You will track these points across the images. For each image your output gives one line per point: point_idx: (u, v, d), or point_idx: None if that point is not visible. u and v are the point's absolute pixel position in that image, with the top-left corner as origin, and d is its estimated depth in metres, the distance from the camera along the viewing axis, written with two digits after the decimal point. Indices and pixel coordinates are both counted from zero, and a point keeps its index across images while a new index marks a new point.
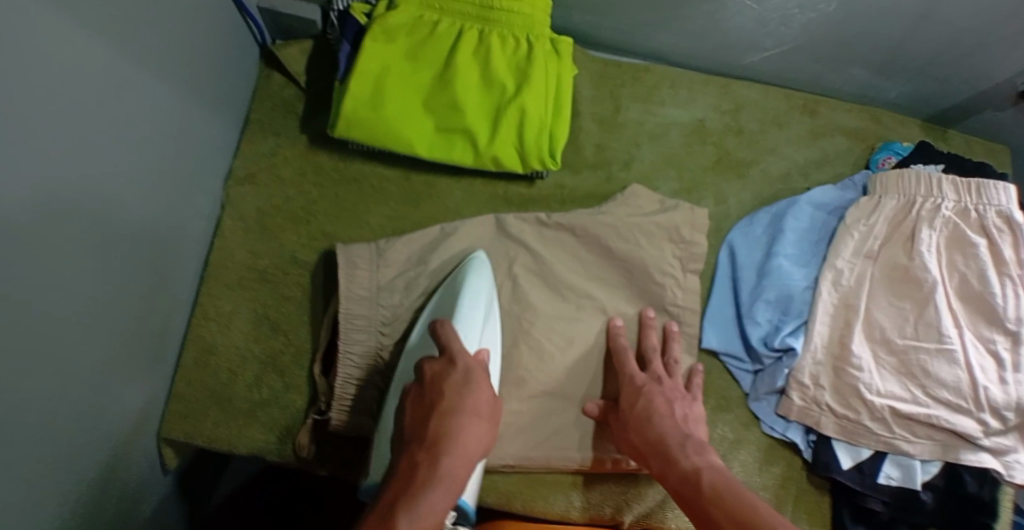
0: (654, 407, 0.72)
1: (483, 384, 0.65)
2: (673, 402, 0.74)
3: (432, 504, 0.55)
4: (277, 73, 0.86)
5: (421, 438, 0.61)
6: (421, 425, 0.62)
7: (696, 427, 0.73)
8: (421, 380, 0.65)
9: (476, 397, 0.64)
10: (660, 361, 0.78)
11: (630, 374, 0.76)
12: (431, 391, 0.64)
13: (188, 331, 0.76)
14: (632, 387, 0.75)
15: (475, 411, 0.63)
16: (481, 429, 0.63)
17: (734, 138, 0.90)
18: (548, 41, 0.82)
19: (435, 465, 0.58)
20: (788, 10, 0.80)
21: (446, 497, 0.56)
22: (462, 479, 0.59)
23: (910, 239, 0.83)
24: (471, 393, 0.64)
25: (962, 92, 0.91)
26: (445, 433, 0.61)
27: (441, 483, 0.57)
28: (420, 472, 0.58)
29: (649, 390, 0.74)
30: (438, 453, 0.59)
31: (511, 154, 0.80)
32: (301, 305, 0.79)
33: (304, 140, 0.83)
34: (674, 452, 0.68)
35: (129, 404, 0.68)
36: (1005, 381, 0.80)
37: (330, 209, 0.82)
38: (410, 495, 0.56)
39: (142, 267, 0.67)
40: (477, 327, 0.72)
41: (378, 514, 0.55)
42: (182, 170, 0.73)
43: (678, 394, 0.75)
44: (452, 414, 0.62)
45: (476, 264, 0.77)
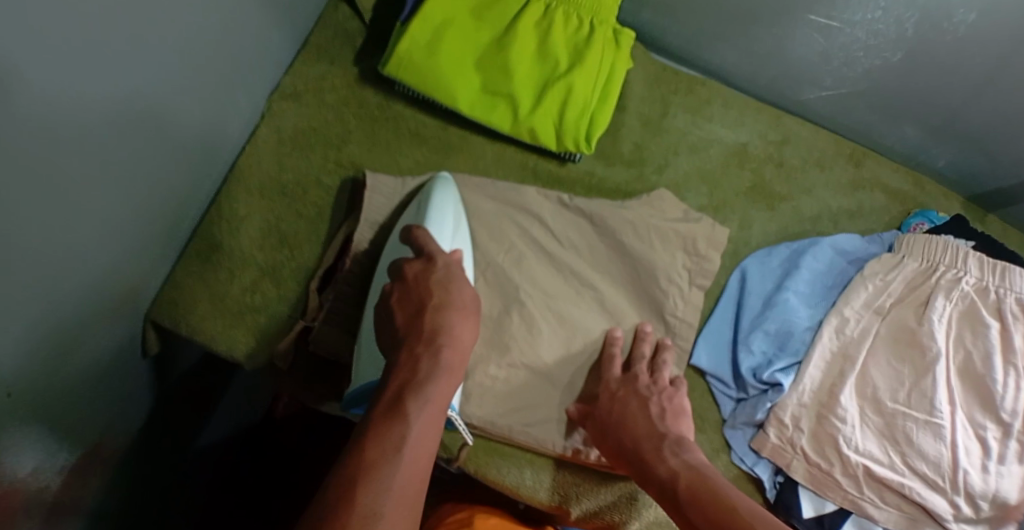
0: (628, 412, 0.73)
1: (466, 284, 0.66)
2: (649, 404, 0.73)
3: (434, 394, 0.55)
4: (345, 6, 0.86)
5: (414, 329, 0.61)
6: (413, 321, 0.62)
7: (678, 424, 0.72)
8: (405, 281, 0.65)
9: (462, 295, 0.64)
10: (641, 365, 0.78)
11: (605, 377, 0.77)
12: (419, 290, 0.64)
13: (199, 224, 0.77)
14: (607, 391, 0.76)
15: (460, 307, 0.63)
16: (469, 326, 0.63)
17: (773, 170, 0.89)
18: (610, 28, 0.82)
19: (435, 356, 0.58)
20: (855, 51, 0.80)
21: (446, 385, 0.57)
22: (457, 371, 0.59)
23: (924, 305, 0.82)
24: (456, 288, 0.65)
25: (1009, 176, 0.90)
26: (439, 329, 0.61)
27: (440, 373, 0.57)
28: (420, 363, 0.58)
29: (624, 397, 0.74)
30: (437, 343, 0.59)
31: (549, 129, 0.81)
32: (313, 225, 0.80)
33: (354, 72, 0.85)
34: (650, 458, 0.67)
35: (129, 274, 0.69)
36: (987, 470, 0.78)
37: (363, 142, 0.83)
38: (419, 382, 0.56)
39: (176, 142, 0.68)
40: (448, 224, 0.74)
41: (382, 403, 0.54)
42: (236, 66, 0.74)
43: (654, 395, 0.75)
44: (443, 310, 0.62)
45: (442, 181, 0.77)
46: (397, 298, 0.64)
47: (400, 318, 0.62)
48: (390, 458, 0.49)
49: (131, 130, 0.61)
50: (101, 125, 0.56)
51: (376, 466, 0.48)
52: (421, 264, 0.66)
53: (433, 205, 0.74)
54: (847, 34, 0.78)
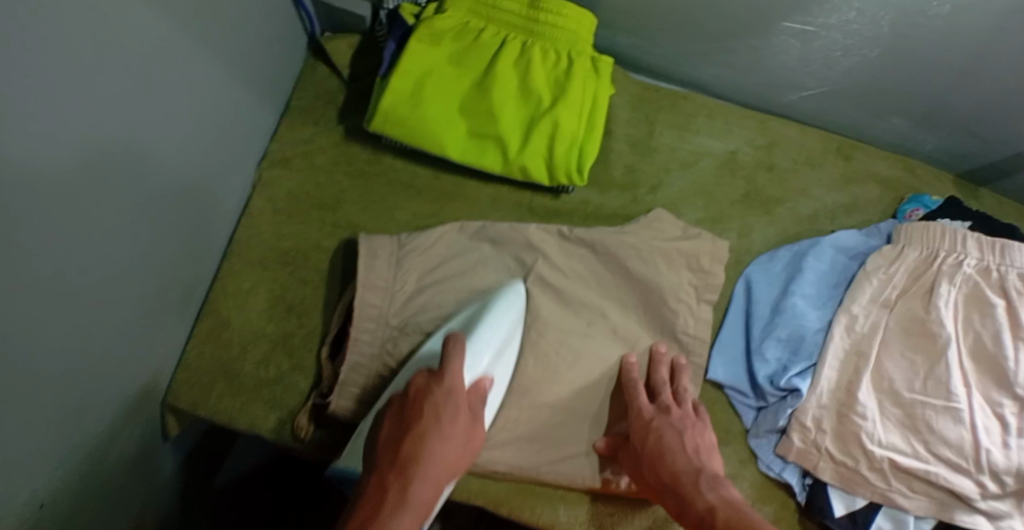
0: (665, 441, 0.73)
1: (464, 410, 0.67)
2: (682, 433, 0.74)
3: (393, 527, 0.56)
4: (322, 64, 0.87)
5: (391, 458, 0.62)
6: (396, 442, 0.63)
7: (708, 454, 0.73)
8: (407, 394, 0.67)
9: (458, 421, 0.65)
10: (668, 391, 0.78)
11: (637, 407, 0.77)
12: (415, 409, 0.65)
13: (206, 302, 0.77)
14: (643, 421, 0.75)
15: (451, 434, 0.64)
16: (455, 453, 0.64)
17: (764, 175, 0.90)
18: (588, 59, 0.83)
19: (402, 489, 0.59)
20: (833, 52, 0.81)
21: (408, 523, 0.57)
22: (425, 506, 0.59)
23: (929, 293, 0.83)
24: (446, 420, 0.65)
25: (1001, 152, 0.90)
26: (421, 458, 0.61)
27: (396, 507, 0.58)
28: (385, 495, 0.59)
29: (658, 424, 0.74)
30: (405, 476, 0.60)
31: (540, 166, 0.81)
32: (319, 289, 0.80)
33: (340, 130, 0.85)
34: (688, 491, 0.68)
35: (143, 366, 0.69)
36: (1009, 446, 0.79)
37: (358, 200, 0.83)
38: (375, 516, 0.57)
39: (171, 232, 0.68)
40: (492, 346, 0.74)
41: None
42: (222, 146, 0.74)
43: (687, 424, 0.75)
44: (431, 437, 0.63)
45: (513, 291, 0.79)
46: (385, 425, 0.66)
47: (382, 443, 0.64)
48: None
49: (124, 229, 0.61)
50: (93, 232, 0.56)
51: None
52: (426, 374, 0.68)
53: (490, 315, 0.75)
54: (822, 37, 0.79)
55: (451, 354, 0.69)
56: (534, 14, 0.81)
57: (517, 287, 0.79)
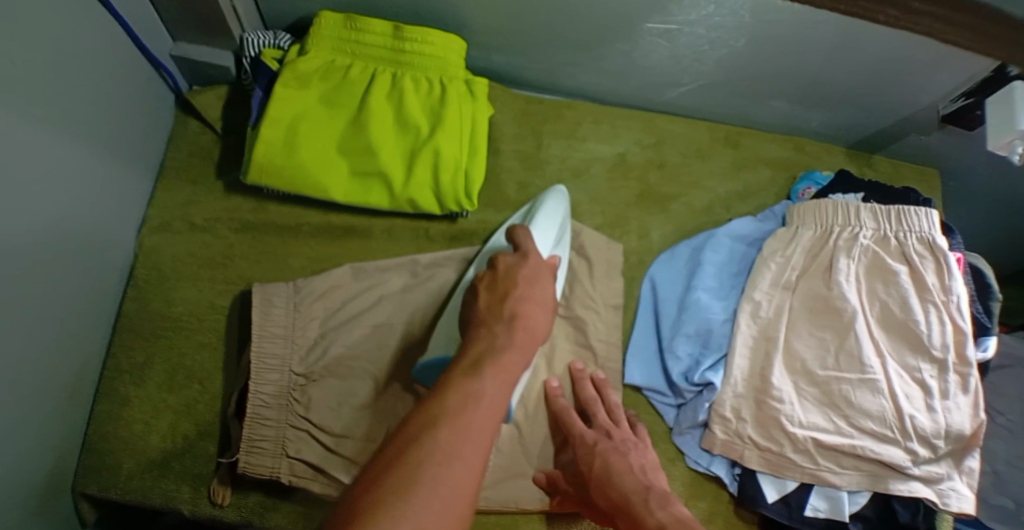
0: (611, 465, 0.70)
1: (549, 278, 0.61)
2: (627, 454, 0.72)
3: (505, 361, 0.51)
4: (193, 120, 0.86)
5: (496, 312, 0.56)
6: (497, 306, 0.57)
7: (654, 476, 0.71)
8: (496, 267, 0.60)
9: (542, 288, 0.59)
10: (603, 411, 0.78)
11: (579, 433, 0.75)
12: (508, 278, 0.59)
13: (101, 383, 0.76)
14: (586, 446, 0.74)
15: (539, 297, 0.58)
16: (546, 315, 0.58)
17: (657, 172, 0.92)
18: (462, 82, 0.83)
19: (513, 335, 0.54)
20: (700, 47, 0.81)
21: (514, 363, 0.52)
22: (528, 354, 0.54)
23: (829, 269, 0.84)
24: (540, 287, 0.59)
25: (890, 119, 0.93)
26: (523, 312, 0.56)
27: (507, 348, 0.52)
28: (497, 338, 0.53)
29: (602, 448, 0.73)
30: (511, 326, 0.55)
31: (428, 195, 0.81)
32: (218, 351, 0.79)
33: (220, 186, 0.84)
34: (639, 511, 0.63)
35: (41, 457, 0.68)
36: (933, 409, 0.79)
37: (248, 255, 0.82)
38: (492, 355, 0.51)
39: (50, 319, 0.67)
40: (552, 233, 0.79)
41: (461, 367, 0.51)
42: (96, 221, 0.73)
43: (629, 445, 0.74)
44: (527, 301, 0.57)
45: (554, 192, 0.83)
46: (477, 292, 0.59)
47: (479, 306, 0.58)
48: (470, 387, 0.48)
49: None
50: None
51: (463, 392, 0.48)
52: (515, 254, 0.62)
53: (542, 212, 0.80)
54: (687, 33, 0.79)
55: (520, 240, 0.67)
56: (398, 45, 0.80)
57: (557, 188, 0.84)
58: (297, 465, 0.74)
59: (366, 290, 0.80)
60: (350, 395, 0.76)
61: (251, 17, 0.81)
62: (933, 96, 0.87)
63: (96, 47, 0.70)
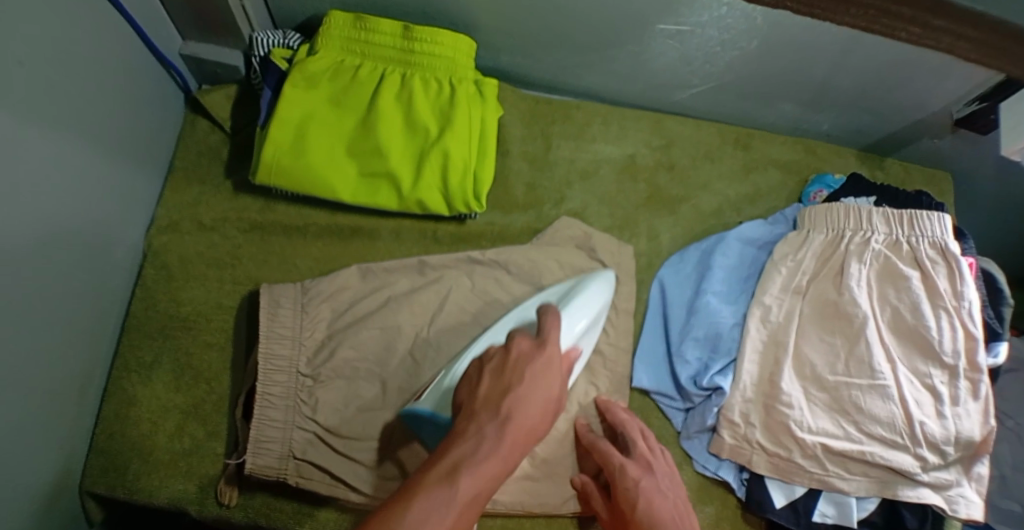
0: (653, 506, 0.66)
1: (558, 373, 0.59)
2: (668, 499, 0.67)
3: (480, 475, 0.49)
4: (201, 119, 0.86)
5: (491, 406, 0.54)
6: (498, 395, 0.55)
7: (693, 518, 0.67)
8: (509, 351, 0.59)
9: (549, 382, 0.57)
10: (642, 444, 0.74)
11: (619, 464, 0.71)
12: (517, 367, 0.58)
13: (109, 382, 0.76)
14: (628, 481, 0.69)
15: (541, 391, 0.56)
16: (544, 412, 0.56)
17: (665, 174, 0.92)
18: (471, 83, 0.82)
19: (499, 443, 0.52)
20: (711, 48, 0.81)
21: (490, 474, 0.50)
22: (511, 463, 0.52)
23: (840, 273, 0.83)
24: (547, 383, 0.57)
25: (902, 122, 0.92)
26: (520, 410, 0.54)
27: (490, 458, 0.50)
28: (482, 444, 0.51)
29: (644, 485, 0.69)
30: (503, 429, 0.53)
31: (436, 197, 0.81)
32: (225, 351, 0.79)
33: (228, 186, 0.84)
34: None
35: (48, 457, 0.68)
36: (944, 415, 0.79)
37: (255, 255, 0.82)
38: (470, 463, 0.50)
39: (59, 319, 0.67)
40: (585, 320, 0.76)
41: (434, 471, 0.49)
42: (104, 221, 0.73)
43: (668, 486, 0.70)
44: (525, 394, 0.55)
45: (602, 277, 0.80)
46: (483, 376, 0.58)
47: (480, 393, 0.56)
48: (437, 501, 0.47)
49: (5, 331, 0.60)
50: None
51: (425, 505, 0.46)
52: (532, 341, 0.60)
53: (579, 297, 0.77)
54: (698, 35, 0.79)
55: (547, 324, 0.65)
56: (408, 45, 0.79)
57: (607, 273, 0.81)
58: (304, 467, 0.74)
59: (374, 292, 0.80)
60: (357, 395, 0.76)
61: (260, 16, 0.81)
62: (947, 100, 0.86)
63: (104, 47, 0.69)
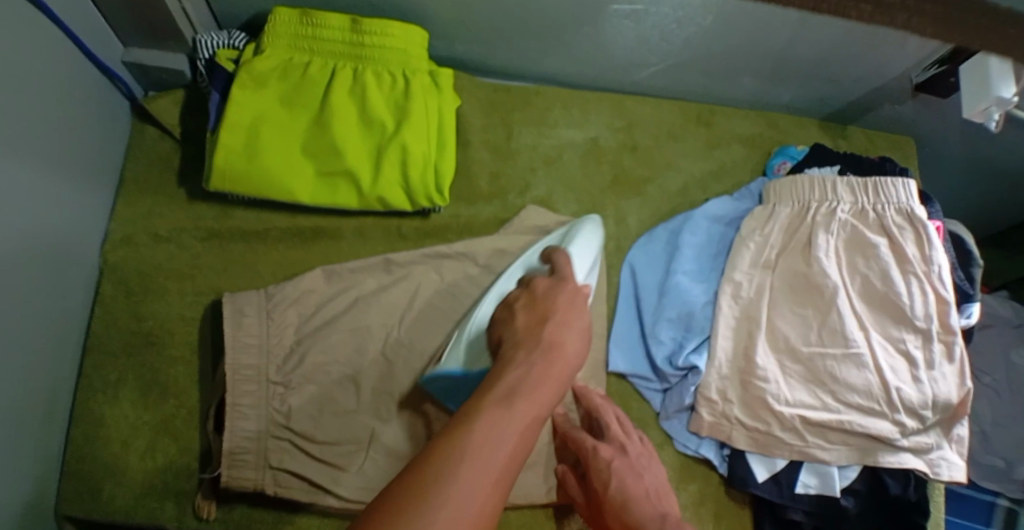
0: (627, 487, 0.67)
1: (580, 300, 0.61)
2: (642, 477, 0.69)
3: (536, 394, 0.50)
4: (151, 128, 0.83)
5: (535, 338, 0.56)
6: (535, 327, 0.57)
7: (667, 499, 0.68)
8: (533, 293, 0.62)
9: (579, 310, 0.59)
10: (616, 423, 0.75)
11: (591, 446, 0.71)
12: (546, 305, 0.60)
13: (75, 404, 0.74)
14: (601, 462, 0.70)
15: (568, 315, 0.58)
16: (581, 336, 0.57)
17: (630, 155, 0.91)
18: (426, 74, 0.80)
19: (548, 367, 0.53)
20: (668, 26, 0.79)
21: (543, 393, 0.50)
22: (560, 384, 0.53)
23: (807, 245, 0.83)
24: (576, 312, 0.59)
25: (862, 89, 0.92)
26: (558, 334, 0.56)
27: (539, 383, 0.51)
28: (534, 368, 0.52)
29: (618, 465, 0.69)
30: (546, 353, 0.54)
31: (398, 193, 0.79)
32: (191, 365, 0.77)
33: (183, 195, 0.82)
34: None
35: (17, 487, 0.66)
36: (920, 380, 0.79)
37: (216, 264, 0.80)
38: (523, 385, 0.50)
39: (18, 346, 0.65)
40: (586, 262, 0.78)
41: (492, 395, 0.49)
42: (56, 240, 0.70)
43: (642, 464, 0.71)
44: (557, 323, 0.57)
45: (591, 221, 0.83)
46: (517, 315, 0.60)
47: (518, 327, 0.58)
48: (501, 415, 0.46)
49: None
50: None
51: (487, 419, 0.46)
52: (548, 280, 0.63)
53: (580, 236, 0.79)
54: (653, 14, 0.77)
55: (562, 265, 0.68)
56: (358, 39, 0.77)
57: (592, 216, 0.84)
58: (282, 476, 0.73)
59: (339, 293, 0.79)
60: (330, 400, 0.75)
61: (203, 19, 0.78)
62: (905, 65, 0.86)
63: (43, 60, 0.67)
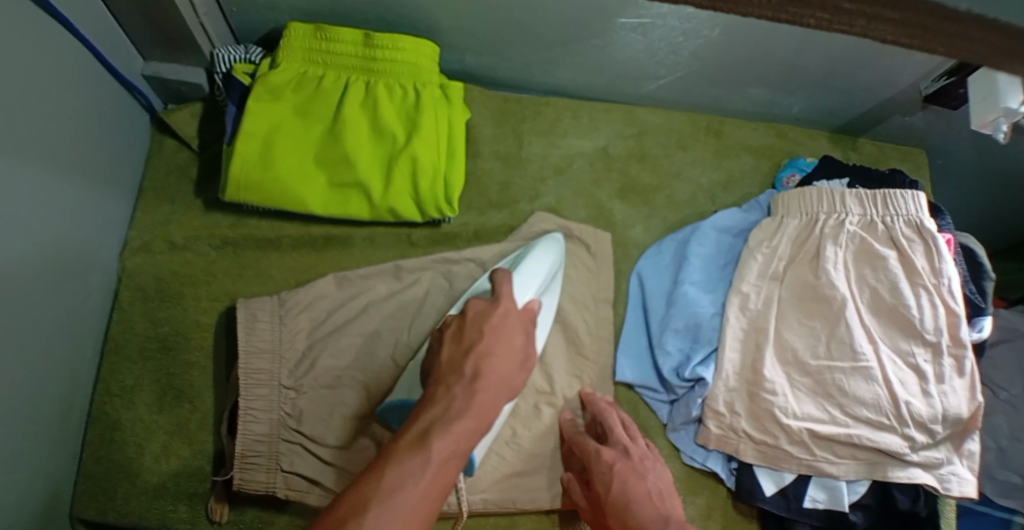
0: (629, 489, 0.69)
1: (518, 328, 0.64)
2: (645, 478, 0.71)
3: (450, 435, 0.52)
4: (168, 138, 0.86)
5: (459, 367, 0.58)
6: (461, 354, 0.59)
7: (671, 500, 0.70)
8: (467, 315, 0.63)
9: (512, 340, 0.62)
10: (619, 426, 0.76)
11: (595, 449, 0.73)
12: (478, 327, 0.62)
13: (92, 407, 0.76)
14: (603, 465, 0.72)
15: (499, 344, 0.61)
16: (510, 364, 0.60)
17: (638, 165, 0.92)
18: (437, 87, 0.82)
19: (467, 404, 0.55)
20: (675, 38, 0.80)
21: (460, 435, 0.53)
22: (481, 419, 0.55)
23: (816, 258, 0.83)
24: (506, 338, 0.62)
25: (872, 101, 0.92)
26: (484, 366, 0.58)
27: (456, 423, 0.53)
28: (453, 403, 0.55)
29: (621, 468, 0.71)
30: (470, 386, 0.57)
31: (409, 203, 0.81)
32: (206, 369, 0.78)
33: (199, 203, 0.84)
34: None
35: (37, 487, 0.68)
36: (930, 394, 0.78)
37: (231, 271, 0.82)
38: (438, 427, 0.53)
39: (38, 350, 0.67)
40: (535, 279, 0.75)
41: (405, 440, 0.52)
42: (78, 246, 0.73)
43: (645, 465, 0.73)
44: (486, 356, 0.59)
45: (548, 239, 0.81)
46: (443, 345, 0.61)
47: (444, 360, 0.60)
48: (404, 472, 0.49)
49: None
50: None
51: (392, 479, 0.48)
52: (485, 299, 0.64)
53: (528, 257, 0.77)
54: (661, 26, 0.77)
55: (500, 283, 0.67)
56: (371, 53, 0.79)
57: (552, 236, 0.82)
58: (292, 479, 0.73)
59: (350, 301, 0.80)
60: (341, 404, 0.76)
61: (221, 31, 0.80)
62: (915, 76, 0.86)
63: (65, 75, 0.69)
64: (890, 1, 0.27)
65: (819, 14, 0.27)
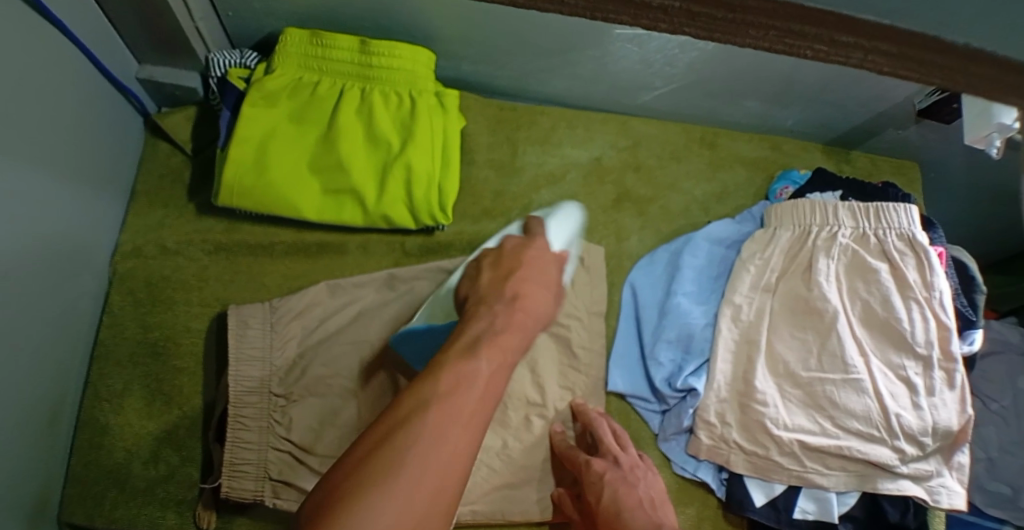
0: (620, 499, 0.70)
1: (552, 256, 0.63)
2: (636, 487, 0.71)
3: (499, 343, 0.52)
4: (163, 142, 0.85)
5: (498, 288, 0.57)
6: (501, 279, 0.59)
7: (662, 508, 0.70)
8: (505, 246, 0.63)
9: (546, 268, 0.61)
10: (610, 436, 0.76)
11: (585, 461, 0.73)
12: (514, 255, 0.61)
13: (81, 412, 0.75)
14: (593, 476, 0.72)
15: (535, 270, 0.60)
16: (545, 287, 0.59)
17: (632, 175, 0.92)
18: (433, 95, 0.82)
19: (511, 318, 0.55)
20: (671, 51, 0.80)
21: (509, 344, 0.53)
22: (524, 335, 0.54)
23: (808, 270, 0.84)
24: (540, 268, 0.61)
25: (866, 114, 0.93)
26: (522, 285, 0.58)
27: (506, 332, 0.53)
28: (497, 317, 0.54)
29: (612, 478, 0.71)
30: (510, 304, 0.56)
31: (403, 210, 0.81)
32: (196, 375, 0.78)
33: (192, 208, 0.83)
34: None
35: (23, 493, 0.67)
36: (920, 406, 0.78)
37: (223, 276, 0.81)
38: (488, 334, 0.52)
39: (26, 355, 0.66)
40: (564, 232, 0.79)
41: (458, 344, 0.52)
42: (69, 249, 0.72)
43: (637, 474, 0.73)
44: (524, 280, 0.58)
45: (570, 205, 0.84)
46: (482, 273, 0.61)
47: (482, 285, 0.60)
48: (466, 368, 0.49)
49: None
50: None
51: (456, 374, 0.48)
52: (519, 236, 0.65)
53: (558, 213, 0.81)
54: (657, 38, 0.78)
55: (534, 228, 0.69)
56: (366, 60, 0.79)
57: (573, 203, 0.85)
58: (281, 488, 0.73)
59: (343, 308, 0.80)
60: (333, 412, 0.76)
61: (217, 35, 0.80)
62: (908, 91, 0.86)
63: (60, 78, 0.69)
64: (885, 36, 0.30)
65: (816, 46, 0.30)
